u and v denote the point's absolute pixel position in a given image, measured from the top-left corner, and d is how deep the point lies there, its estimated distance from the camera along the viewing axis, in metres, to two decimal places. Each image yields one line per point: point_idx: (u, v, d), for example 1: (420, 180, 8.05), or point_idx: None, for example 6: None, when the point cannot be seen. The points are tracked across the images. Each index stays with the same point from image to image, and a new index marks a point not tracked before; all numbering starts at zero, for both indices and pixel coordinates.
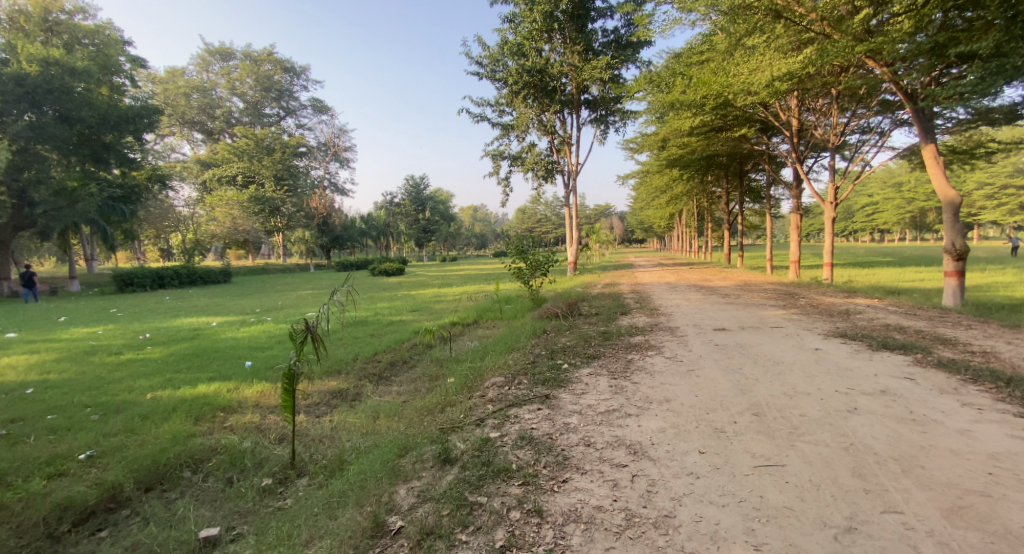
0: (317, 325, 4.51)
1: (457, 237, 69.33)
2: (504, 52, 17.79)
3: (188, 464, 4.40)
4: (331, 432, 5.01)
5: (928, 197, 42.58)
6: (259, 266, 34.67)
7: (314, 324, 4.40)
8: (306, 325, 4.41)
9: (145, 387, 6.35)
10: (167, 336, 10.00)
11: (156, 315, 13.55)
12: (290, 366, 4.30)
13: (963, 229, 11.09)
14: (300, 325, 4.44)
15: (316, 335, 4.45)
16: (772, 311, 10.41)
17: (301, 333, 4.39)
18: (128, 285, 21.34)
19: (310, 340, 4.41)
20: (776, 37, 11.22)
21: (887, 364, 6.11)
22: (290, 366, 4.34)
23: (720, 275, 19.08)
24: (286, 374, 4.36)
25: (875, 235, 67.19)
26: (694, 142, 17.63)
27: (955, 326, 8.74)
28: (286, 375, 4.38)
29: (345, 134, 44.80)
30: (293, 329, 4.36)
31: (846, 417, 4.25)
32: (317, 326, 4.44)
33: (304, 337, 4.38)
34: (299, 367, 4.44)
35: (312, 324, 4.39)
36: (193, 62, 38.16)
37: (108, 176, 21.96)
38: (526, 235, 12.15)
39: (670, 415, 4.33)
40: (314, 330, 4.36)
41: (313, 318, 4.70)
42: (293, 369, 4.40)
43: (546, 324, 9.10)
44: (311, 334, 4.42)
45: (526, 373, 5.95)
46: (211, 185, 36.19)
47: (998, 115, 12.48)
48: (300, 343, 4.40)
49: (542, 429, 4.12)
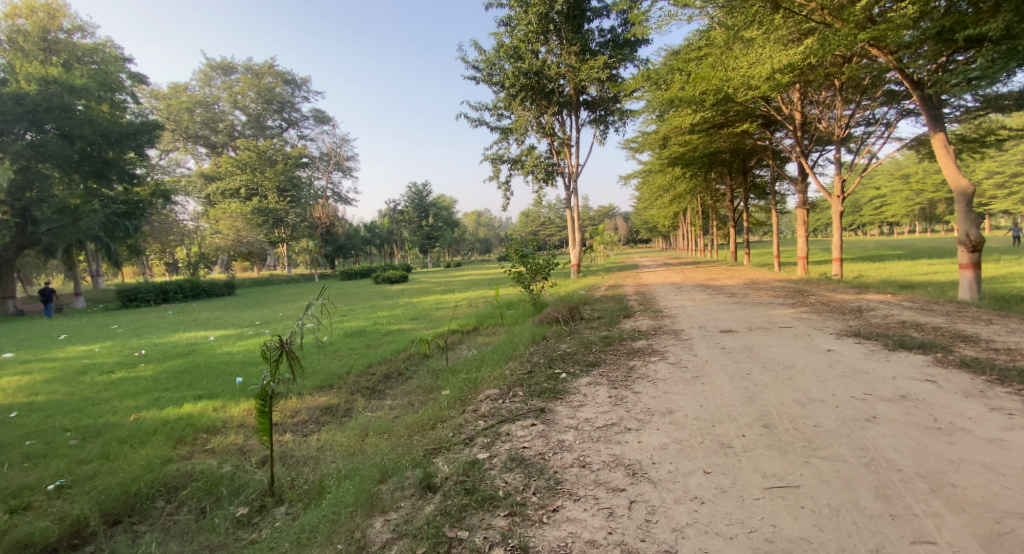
0: (292, 341, 4.23)
1: (462, 243, 69.14)
2: (500, 56, 17.55)
3: (161, 493, 4.14)
4: (316, 453, 4.74)
5: (937, 188, 42.01)
6: (264, 277, 34.67)
7: (289, 341, 4.13)
8: (280, 342, 4.16)
9: (130, 408, 6.07)
10: (162, 352, 9.78)
11: (155, 330, 13.34)
12: (264, 387, 4.05)
13: (977, 220, 10.71)
14: (273, 342, 4.18)
15: (291, 353, 4.18)
16: (780, 309, 10.06)
17: (274, 351, 4.13)
18: (132, 300, 21.20)
19: (286, 357, 4.15)
20: (776, 29, 10.91)
21: (906, 365, 5.77)
22: (264, 386, 4.08)
23: (727, 273, 18.68)
24: (261, 395, 4.10)
25: (884, 228, 66.40)
26: (695, 139, 17.29)
27: (973, 321, 8.38)
28: (262, 396, 4.12)
29: (347, 143, 44.80)
30: (265, 346, 4.10)
31: (865, 428, 3.93)
32: (293, 343, 4.18)
33: (279, 354, 4.12)
34: (274, 387, 4.17)
35: (287, 341, 4.14)
36: (196, 76, 38.25)
37: (111, 193, 21.91)
38: (526, 238, 11.83)
39: (673, 429, 4.01)
40: (289, 348, 4.10)
41: (289, 334, 4.44)
42: (268, 390, 4.15)
43: (547, 330, 8.79)
44: (287, 352, 4.15)
45: (522, 384, 5.64)
46: (215, 198, 36.21)
47: (1008, 102, 12.09)
48: (274, 362, 4.14)
49: (535, 448, 3.83)
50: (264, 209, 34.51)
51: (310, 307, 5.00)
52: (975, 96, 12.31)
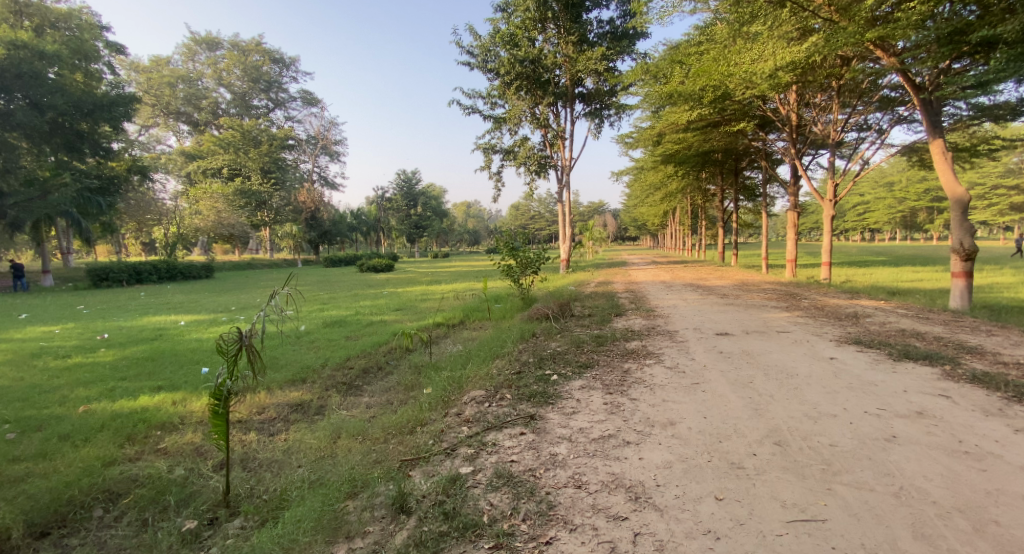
0: (253, 334, 3.71)
1: (450, 234, 68.44)
2: (496, 42, 16.98)
3: (99, 501, 3.68)
4: (282, 456, 4.30)
5: (921, 196, 42.42)
6: (245, 260, 33.88)
7: (249, 334, 3.61)
8: (239, 335, 3.64)
9: (79, 399, 5.54)
10: (127, 336, 9.22)
11: (122, 312, 12.69)
12: (219, 387, 3.53)
13: (971, 228, 10.46)
14: (231, 335, 3.66)
15: (251, 349, 3.67)
16: (775, 313, 9.75)
17: (232, 346, 3.60)
18: (102, 280, 20.41)
19: (245, 353, 3.63)
20: (781, 24, 10.55)
21: (914, 377, 5.46)
22: (219, 385, 3.56)
23: (716, 273, 18.45)
24: (216, 394, 3.60)
25: (866, 235, 67.22)
26: (690, 137, 16.86)
27: (972, 331, 8.12)
28: (217, 396, 3.61)
29: (335, 127, 43.77)
30: (221, 339, 3.58)
31: (886, 449, 3.58)
32: (253, 338, 3.67)
33: (237, 350, 3.61)
34: (231, 385, 3.67)
35: (247, 334, 3.63)
36: (179, 51, 37.11)
37: (84, 166, 21.20)
38: (516, 231, 11.35)
39: (677, 444, 3.64)
40: (249, 342, 3.58)
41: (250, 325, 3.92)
42: (223, 388, 3.65)
43: (536, 326, 8.37)
44: (247, 347, 3.64)
45: (510, 386, 5.23)
46: (195, 177, 35.20)
47: (1003, 112, 11.88)
48: (232, 357, 3.61)
49: (523, 463, 3.43)
50: (247, 191, 33.70)
51: (276, 295, 4.47)
52: (968, 104, 12.06)
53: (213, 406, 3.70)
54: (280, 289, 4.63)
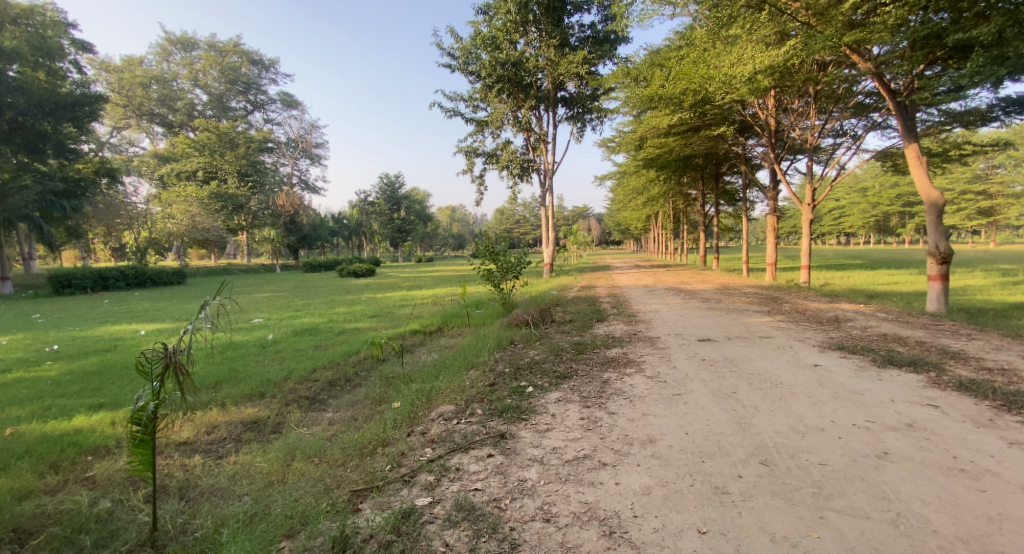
0: (180, 351, 3.32)
1: (435, 239, 67.86)
2: (477, 44, 16.68)
3: (7, 541, 3.28)
4: (226, 484, 3.94)
5: (894, 200, 43.24)
6: (220, 266, 32.90)
7: (175, 350, 3.23)
8: (164, 352, 3.26)
9: (8, 419, 5.07)
10: (78, 348, 8.66)
11: (81, 322, 12.05)
12: (140, 411, 3.16)
13: (947, 232, 10.39)
14: (155, 352, 3.29)
15: (179, 367, 3.30)
16: (757, 317, 9.57)
17: (157, 365, 3.23)
18: (66, 287, 19.59)
19: (171, 371, 3.25)
20: (759, 28, 10.40)
21: (899, 385, 5.26)
22: (140, 408, 3.20)
23: (698, 277, 18.37)
24: (137, 417, 3.22)
25: (841, 239, 68.35)
26: (671, 142, 16.69)
27: (952, 335, 8.00)
28: (138, 420, 3.24)
29: (316, 129, 43.06)
30: (142, 358, 3.19)
31: (878, 468, 3.33)
32: (181, 354, 3.29)
33: (162, 368, 3.23)
34: (157, 410, 3.30)
35: (173, 351, 3.24)
36: (152, 51, 36.16)
37: (47, 168, 20.02)
38: (496, 234, 10.97)
39: (656, 465, 3.36)
40: (174, 359, 3.21)
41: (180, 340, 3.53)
42: (145, 412, 3.26)
43: (515, 334, 8.05)
44: (173, 366, 3.27)
45: (482, 400, 4.89)
46: (168, 180, 34.08)
47: (974, 118, 11.93)
48: (157, 377, 3.24)
49: (486, 491, 3.15)
50: (223, 194, 32.93)
51: (215, 303, 4.08)
52: (940, 111, 12.13)
53: (135, 432, 3.33)
54: (219, 295, 4.23)
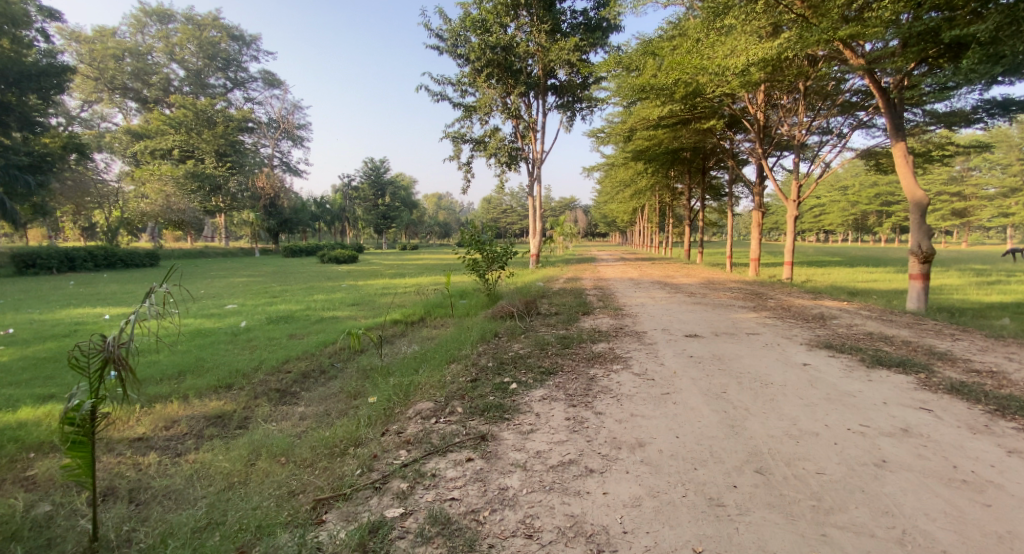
0: (122, 343, 3.09)
1: (419, 226, 67.16)
2: (466, 26, 16.23)
3: None
4: (184, 485, 3.69)
5: (874, 199, 43.79)
6: (196, 249, 32.03)
7: (116, 343, 3.02)
8: (102, 345, 3.03)
9: None
10: (36, 332, 8.19)
11: (45, 304, 11.50)
12: (73, 410, 2.98)
13: (930, 232, 10.34)
14: (91, 346, 3.06)
15: (121, 362, 3.08)
16: (743, 313, 9.45)
17: (94, 360, 3.03)
18: (30, 266, 18.83)
19: (111, 365, 3.05)
20: (753, 19, 10.15)
21: (890, 386, 5.12)
22: (74, 407, 3.02)
23: (682, 271, 18.28)
24: (71, 417, 3.03)
25: (821, 235, 69.28)
26: (660, 134, 16.48)
27: (937, 335, 7.94)
28: (71, 420, 3.05)
29: (298, 110, 41.98)
30: (77, 352, 2.98)
31: (878, 478, 3.15)
32: (122, 347, 3.07)
33: (101, 363, 3.02)
34: (96, 407, 3.11)
35: (112, 343, 3.02)
36: (126, 22, 34.82)
37: (11, 141, 19.15)
38: (481, 222, 10.65)
39: (646, 473, 3.16)
40: (114, 353, 2.99)
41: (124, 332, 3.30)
42: (79, 410, 3.06)
43: (498, 325, 7.80)
44: (113, 361, 3.04)
45: (463, 397, 4.64)
46: (142, 158, 33.01)
47: (958, 120, 11.88)
48: (94, 373, 3.03)
49: (463, 504, 2.94)
50: (199, 174, 31.99)
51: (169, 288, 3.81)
52: (925, 111, 12.12)
53: (71, 433, 3.14)
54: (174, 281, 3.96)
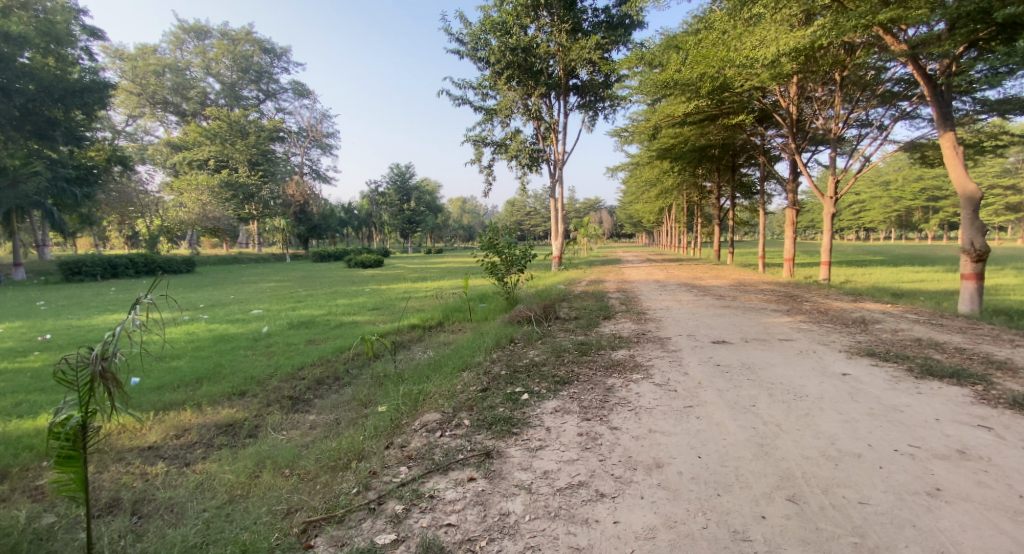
0: (109, 356, 2.99)
1: (444, 230, 67.53)
2: (486, 29, 16.07)
3: None
4: (185, 496, 3.57)
5: (918, 193, 41.80)
6: (231, 255, 32.75)
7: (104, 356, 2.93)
8: (89, 358, 2.94)
9: None
10: (69, 338, 8.34)
11: (81, 310, 11.79)
12: (62, 425, 2.88)
13: (983, 228, 9.59)
14: (78, 359, 2.97)
15: (109, 375, 2.99)
16: (775, 317, 8.94)
17: (81, 374, 2.93)
18: (75, 273, 19.46)
19: (99, 379, 2.96)
20: (783, 7, 9.65)
21: (941, 400, 4.66)
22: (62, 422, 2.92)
23: (711, 272, 17.65)
24: (59, 431, 2.93)
25: (860, 233, 66.67)
26: (686, 130, 15.97)
27: (994, 341, 7.28)
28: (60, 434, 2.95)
29: (327, 119, 42.70)
30: (64, 365, 2.89)
31: (933, 510, 2.78)
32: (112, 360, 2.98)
33: (89, 378, 2.93)
34: (85, 421, 3.00)
35: (102, 356, 2.95)
36: (166, 39, 36.02)
37: (57, 155, 19.92)
38: (499, 225, 10.42)
39: (665, 498, 2.88)
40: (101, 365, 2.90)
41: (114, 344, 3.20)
42: (70, 425, 2.96)
43: (515, 331, 7.55)
44: (101, 374, 2.95)
45: (471, 408, 4.41)
46: (181, 169, 34.08)
47: (1012, 108, 11.04)
48: (82, 387, 2.93)
49: (460, 531, 2.72)
50: (234, 182, 32.13)
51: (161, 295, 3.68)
52: (975, 99, 11.33)
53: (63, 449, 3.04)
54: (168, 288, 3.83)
